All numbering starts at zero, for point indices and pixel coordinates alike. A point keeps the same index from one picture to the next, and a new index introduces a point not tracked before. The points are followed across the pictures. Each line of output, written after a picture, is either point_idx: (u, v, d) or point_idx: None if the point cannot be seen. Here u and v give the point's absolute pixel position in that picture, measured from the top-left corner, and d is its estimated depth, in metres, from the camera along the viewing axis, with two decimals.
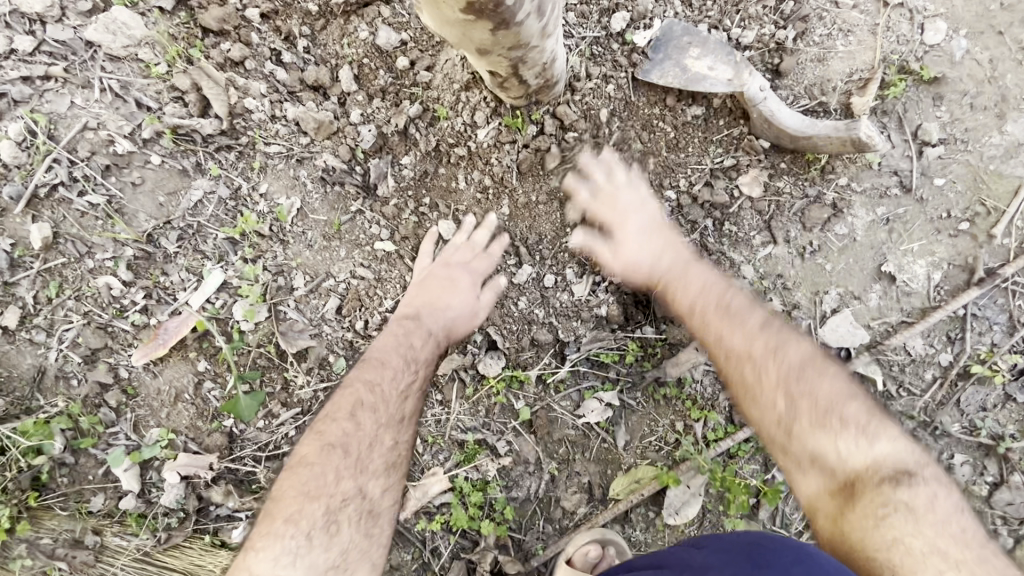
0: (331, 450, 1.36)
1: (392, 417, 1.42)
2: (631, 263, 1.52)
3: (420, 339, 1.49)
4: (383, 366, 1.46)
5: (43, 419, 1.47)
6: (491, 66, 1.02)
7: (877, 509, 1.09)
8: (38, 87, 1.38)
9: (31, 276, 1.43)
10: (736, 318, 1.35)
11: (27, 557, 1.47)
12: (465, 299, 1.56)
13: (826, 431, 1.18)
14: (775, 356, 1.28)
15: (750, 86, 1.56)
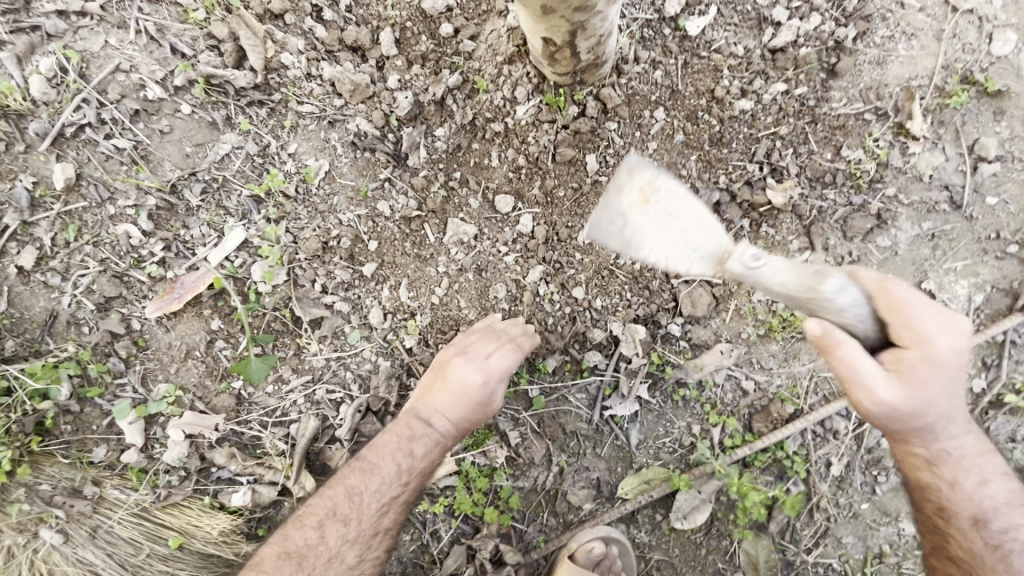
0: (289, 557, 1.33)
1: (364, 531, 1.36)
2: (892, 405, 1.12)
3: (422, 446, 1.38)
4: (382, 483, 1.37)
5: (53, 363, 1.45)
6: (548, 30, 0.97)
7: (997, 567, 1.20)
8: (73, 23, 1.34)
9: (51, 218, 1.40)
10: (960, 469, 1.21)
11: (25, 501, 1.46)
12: (475, 397, 1.37)
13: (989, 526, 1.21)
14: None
15: (826, 286, 1.06)
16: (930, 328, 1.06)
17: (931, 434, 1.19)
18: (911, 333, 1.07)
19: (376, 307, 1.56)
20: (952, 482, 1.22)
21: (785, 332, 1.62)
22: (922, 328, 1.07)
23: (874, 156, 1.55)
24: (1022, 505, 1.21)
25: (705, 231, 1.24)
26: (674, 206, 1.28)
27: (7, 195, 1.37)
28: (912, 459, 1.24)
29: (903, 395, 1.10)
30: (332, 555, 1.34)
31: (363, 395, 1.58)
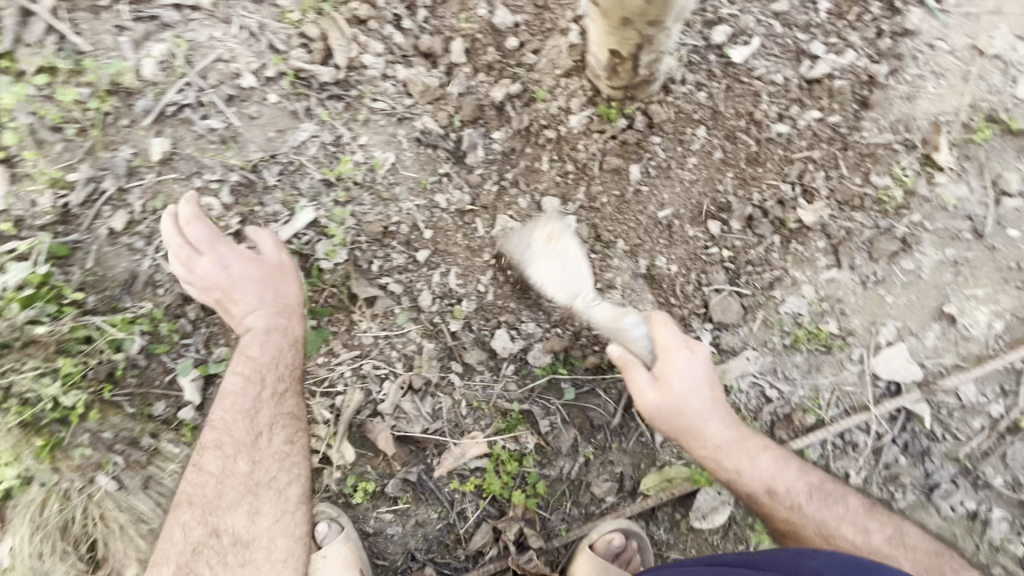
0: (188, 502, 1.35)
1: (245, 439, 1.40)
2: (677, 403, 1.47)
3: (256, 348, 1.43)
4: (236, 397, 1.41)
5: (130, 318, 1.56)
6: (622, 40, 1.10)
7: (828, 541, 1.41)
8: (185, 16, 1.52)
9: (143, 186, 1.54)
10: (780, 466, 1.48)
11: (88, 446, 1.56)
12: (241, 277, 1.45)
13: (830, 508, 1.44)
14: (902, 546, 1.38)
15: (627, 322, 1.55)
16: (675, 358, 1.48)
17: (719, 459, 1.47)
18: (662, 363, 1.49)
19: (426, 292, 1.68)
20: (768, 494, 1.45)
21: (809, 345, 1.71)
22: (670, 363, 1.49)
23: (902, 184, 1.65)
24: (821, 492, 1.46)
25: (580, 279, 1.63)
26: (568, 253, 1.64)
27: (109, 163, 1.52)
28: (764, 503, 1.46)
29: (667, 400, 1.47)
30: (222, 476, 1.37)
31: (407, 372, 1.68)
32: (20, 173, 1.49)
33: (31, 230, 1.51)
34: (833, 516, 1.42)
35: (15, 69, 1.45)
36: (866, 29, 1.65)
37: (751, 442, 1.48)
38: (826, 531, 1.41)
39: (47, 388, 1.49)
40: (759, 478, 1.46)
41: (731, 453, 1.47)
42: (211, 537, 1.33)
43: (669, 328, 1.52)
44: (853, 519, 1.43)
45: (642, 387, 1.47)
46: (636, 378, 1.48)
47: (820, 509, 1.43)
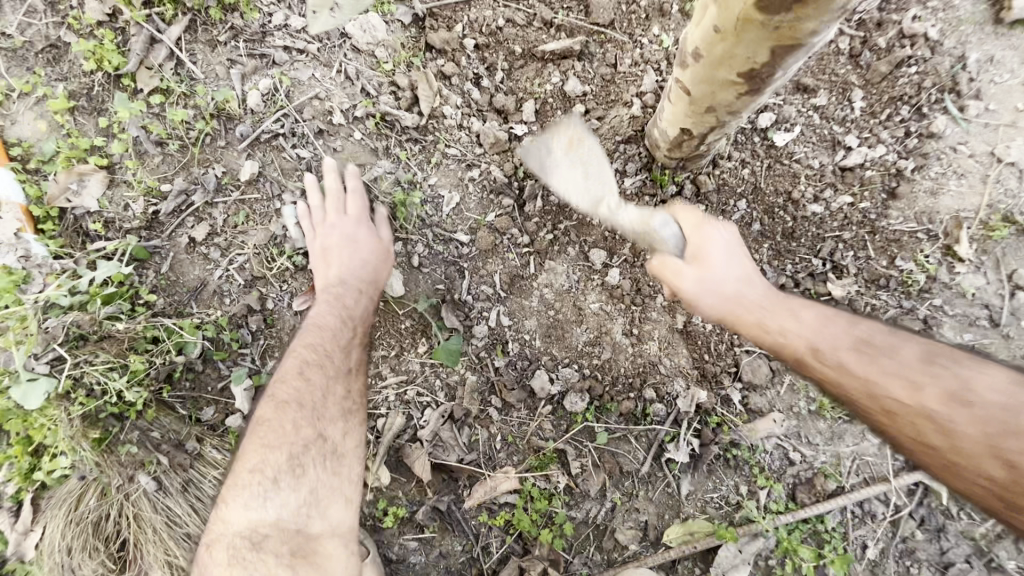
0: (286, 406, 1.43)
1: (341, 366, 1.51)
2: (719, 289, 1.37)
3: (349, 299, 1.59)
4: (325, 334, 1.53)
5: (196, 324, 1.64)
6: (696, 123, 1.21)
7: (913, 424, 1.21)
8: (293, 57, 1.66)
9: (228, 203, 1.66)
10: (881, 350, 1.28)
11: (135, 444, 1.59)
12: (365, 244, 1.63)
13: (911, 376, 1.23)
14: (830, 331, 1.33)
15: (655, 222, 1.39)
16: (683, 211, 1.44)
17: (709, 279, 1.38)
18: (674, 218, 1.43)
19: (478, 325, 1.76)
20: (735, 295, 1.37)
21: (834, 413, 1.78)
22: (694, 222, 1.41)
23: (925, 269, 1.78)
24: (931, 351, 1.23)
25: (605, 177, 1.51)
26: (589, 157, 1.54)
27: (200, 179, 1.64)
28: (802, 361, 1.33)
29: (695, 247, 1.39)
30: (319, 413, 1.44)
31: (449, 402, 1.75)
32: (118, 180, 1.61)
33: (118, 232, 1.62)
34: (793, 312, 1.36)
35: (132, 87, 1.59)
36: (896, 128, 1.80)
37: (741, 247, 1.42)
38: (781, 328, 1.34)
39: (115, 382, 1.53)
40: (727, 278, 1.37)
41: (774, 314, 1.36)
42: (317, 440, 1.42)
43: (692, 210, 1.44)
44: (819, 328, 1.34)
45: (676, 211, 1.44)
46: (676, 209, 1.45)
47: (885, 371, 1.25)
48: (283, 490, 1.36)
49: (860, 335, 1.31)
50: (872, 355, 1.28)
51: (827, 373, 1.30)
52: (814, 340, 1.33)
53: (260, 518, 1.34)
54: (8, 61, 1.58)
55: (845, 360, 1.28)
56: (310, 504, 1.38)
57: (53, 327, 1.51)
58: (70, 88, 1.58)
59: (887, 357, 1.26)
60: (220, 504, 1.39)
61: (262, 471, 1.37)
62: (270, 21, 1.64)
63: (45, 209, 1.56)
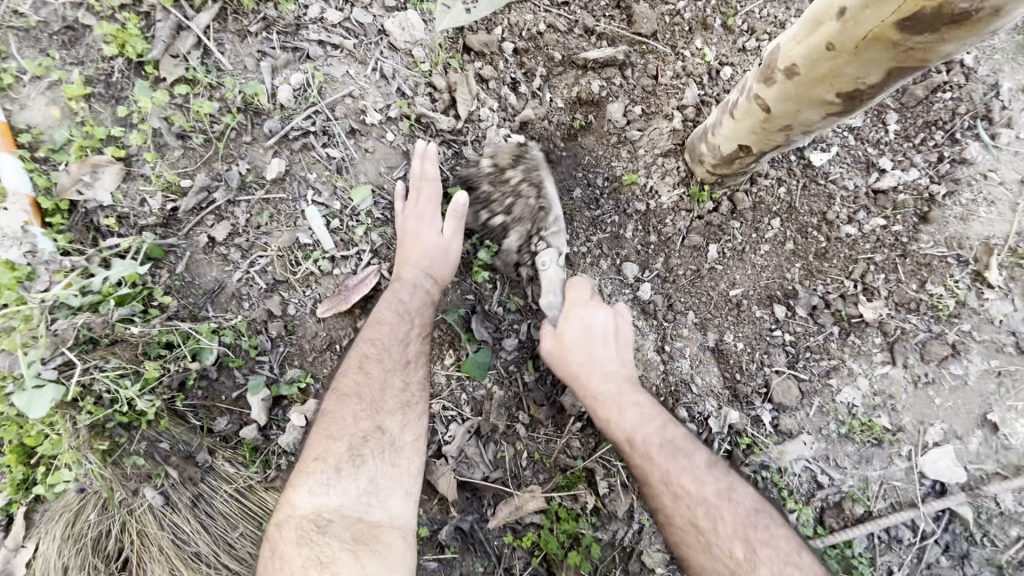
0: (348, 397, 1.44)
1: (398, 362, 1.49)
2: (571, 363, 1.57)
3: (409, 294, 1.54)
4: (387, 326, 1.52)
5: (213, 328, 1.54)
6: (762, 141, 1.18)
7: (708, 549, 1.34)
8: (327, 52, 1.58)
9: (252, 201, 1.57)
10: (677, 457, 1.43)
11: (143, 456, 1.48)
12: (429, 240, 1.56)
13: (717, 506, 1.36)
14: (729, 501, 1.37)
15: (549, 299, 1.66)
16: (574, 315, 1.59)
17: (591, 396, 1.55)
18: (565, 320, 1.60)
19: (507, 338, 1.70)
20: (627, 443, 1.49)
21: (862, 436, 1.77)
22: (583, 325, 1.58)
23: (954, 294, 1.79)
24: (751, 515, 1.35)
25: (558, 236, 1.69)
26: (551, 202, 1.69)
27: (223, 175, 1.55)
28: (647, 483, 1.44)
29: (585, 353, 1.56)
30: (376, 403, 1.44)
31: (475, 417, 1.68)
32: (135, 173, 1.51)
33: (132, 228, 1.52)
34: (672, 490, 1.41)
35: (155, 76, 1.50)
36: (930, 152, 1.80)
37: (628, 396, 1.52)
38: (669, 476, 1.41)
39: (127, 390, 1.42)
40: (624, 427, 1.49)
41: (630, 412, 1.50)
42: (376, 432, 1.42)
43: (585, 289, 1.64)
44: (695, 473, 1.41)
45: (546, 335, 1.62)
46: (544, 331, 1.63)
47: (721, 511, 1.36)
48: (346, 478, 1.35)
49: (745, 529, 1.33)
50: (707, 535, 1.34)
51: (637, 465, 1.46)
52: (692, 495, 1.39)
53: (325, 503, 1.32)
54: (21, 42, 1.48)
55: (667, 512, 1.40)
56: (370, 493, 1.36)
57: (62, 330, 1.40)
58: (86, 74, 1.49)
59: (717, 531, 1.34)
60: (284, 490, 1.36)
61: (326, 459, 1.37)
62: (305, 14, 1.57)
63: (54, 201, 1.46)
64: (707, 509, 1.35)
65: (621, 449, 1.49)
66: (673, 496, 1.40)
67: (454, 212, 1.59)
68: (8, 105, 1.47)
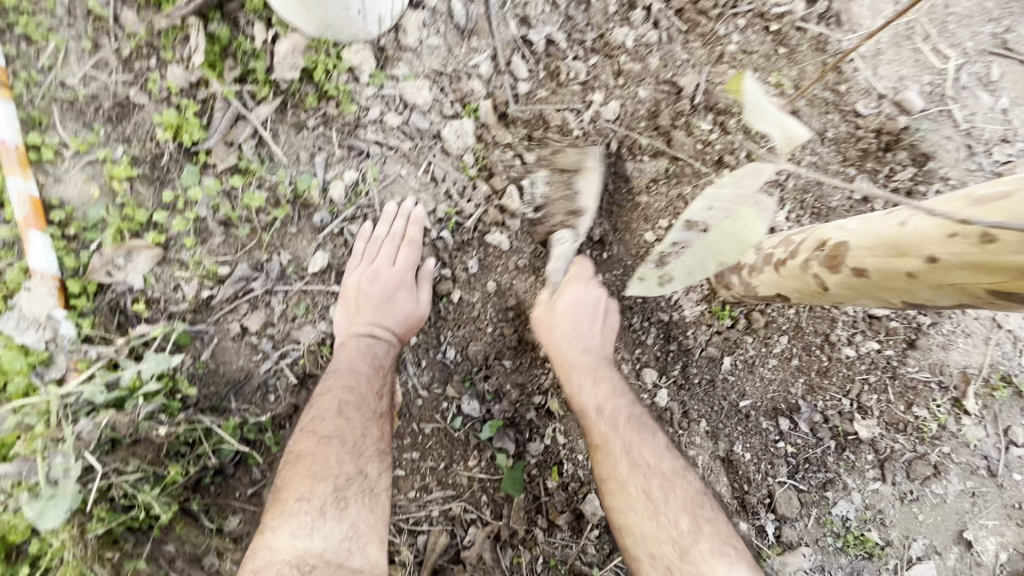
0: (328, 441, 1.37)
1: (376, 408, 1.45)
2: (557, 342, 1.57)
3: (381, 351, 1.51)
4: (357, 375, 1.45)
5: (237, 424, 1.48)
6: (805, 298, 1.28)
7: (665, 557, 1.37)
8: (383, 151, 1.59)
9: (289, 292, 1.54)
10: (643, 435, 1.49)
11: (145, 560, 1.38)
12: (402, 303, 1.54)
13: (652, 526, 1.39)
14: (675, 487, 1.43)
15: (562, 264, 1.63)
16: (571, 289, 1.60)
17: (575, 372, 1.55)
18: (563, 292, 1.61)
19: (534, 442, 1.70)
20: (596, 412, 1.51)
21: (854, 550, 1.89)
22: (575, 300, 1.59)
23: (936, 418, 1.95)
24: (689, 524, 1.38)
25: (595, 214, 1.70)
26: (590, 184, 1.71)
27: (263, 265, 1.52)
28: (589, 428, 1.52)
29: (564, 318, 1.57)
30: (356, 449, 1.39)
31: (496, 521, 1.68)
32: (171, 258, 1.46)
33: (161, 313, 1.46)
34: (631, 462, 1.45)
35: (205, 162, 1.47)
36: None
37: (604, 372, 1.54)
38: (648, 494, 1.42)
39: (145, 493, 1.35)
40: (594, 398, 1.51)
41: (580, 372, 1.55)
42: (359, 475, 1.37)
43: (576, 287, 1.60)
44: (655, 450, 1.48)
45: (541, 302, 1.64)
46: (541, 296, 1.65)
47: (672, 507, 1.40)
48: (329, 520, 1.30)
49: (692, 505, 1.42)
50: (655, 505, 1.40)
51: (598, 435, 1.49)
52: (648, 468, 1.45)
53: (307, 547, 1.27)
54: (65, 115, 1.43)
55: (635, 508, 1.41)
56: (351, 538, 1.31)
57: (85, 432, 1.31)
58: (131, 153, 1.44)
59: (668, 504, 1.41)
60: (261, 531, 1.30)
61: (309, 501, 1.32)
62: (365, 115, 1.57)
63: (83, 284, 1.39)
64: (663, 481, 1.43)
65: (588, 417, 1.51)
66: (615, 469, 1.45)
67: (424, 277, 1.61)
68: (44, 179, 1.40)
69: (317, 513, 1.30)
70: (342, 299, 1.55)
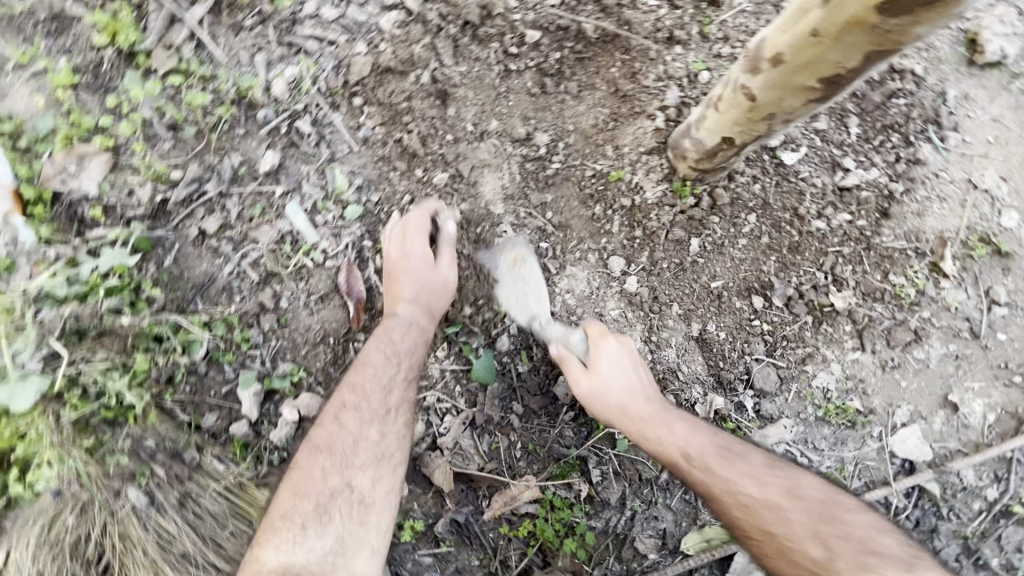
0: (320, 450, 1.42)
1: (376, 410, 1.46)
2: (600, 389, 1.57)
3: (402, 334, 1.53)
4: (370, 368, 1.49)
5: (205, 321, 1.53)
6: (742, 130, 1.27)
7: (842, 538, 1.30)
8: (323, 46, 1.62)
9: (244, 193, 1.57)
10: (699, 429, 1.53)
11: (127, 454, 1.45)
12: (419, 275, 1.56)
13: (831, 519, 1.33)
14: (799, 495, 1.39)
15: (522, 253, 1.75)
16: (601, 345, 1.62)
17: (624, 409, 1.54)
18: (596, 355, 1.62)
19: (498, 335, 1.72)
20: (636, 418, 1.53)
21: (837, 419, 1.88)
22: (609, 354, 1.62)
23: (914, 284, 1.91)
24: (790, 483, 1.42)
25: None
26: None
27: (215, 167, 1.55)
28: (627, 416, 1.53)
29: (595, 383, 1.58)
30: (357, 444, 1.43)
31: (470, 408, 1.71)
32: (123, 163, 1.49)
33: (119, 219, 1.49)
34: (719, 461, 1.46)
35: (146, 66, 1.50)
36: (888, 153, 1.93)
37: (648, 391, 1.58)
38: (847, 528, 1.32)
39: (113, 382, 1.41)
40: (696, 445, 1.47)
41: (634, 400, 1.56)
42: (345, 488, 1.39)
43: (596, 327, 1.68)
44: (755, 465, 1.45)
45: (579, 377, 1.59)
46: (574, 371, 1.60)
47: (774, 486, 1.41)
48: (311, 535, 1.33)
49: (789, 488, 1.41)
50: (788, 500, 1.38)
51: (668, 450, 1.47)
52: (738, 474, 1.43)
53: (290, 560, 1.29)
54: (7, 33, 1.49)
55: (730, 502, 1.41)
56: (335, 552, 1.32)
57: (48, 320, 1.40)
58: (74, 63, 1.49)
59: (768, 495, 1.39)
60: (253, 547, 1.34)
61: (293, 517, 1.35)
62: (300, 10, 1.62)
63: (37, 191, 1.43)
64: (750, 475, 1.42)
65: (645, 437, 1.50)
66: (687, 448, 1.47)
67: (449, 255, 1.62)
68: None
69: (300, 532, 1.33)
70: (382, 281, 1.61)
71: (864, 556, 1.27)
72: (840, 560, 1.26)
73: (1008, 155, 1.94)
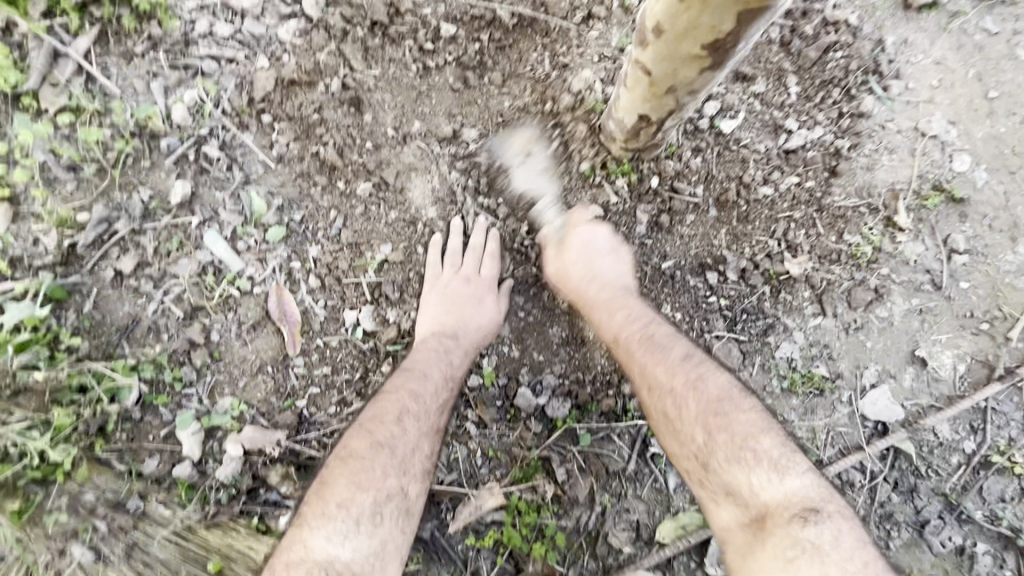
0: (381, 448, 1.36)
1: (434, 425, 1.45)
2: (563, 271, 1.61)
3: (456, 356, 1.54)
4: (428, 377, 1.48)
5: (131, 365, 1.48)
6: (652, 110, 1.25)
7: (726, 444, 1.29)
8: (222, 66, 1.57)
9: (158, 228, 1.51)
10: (636, 312, 1.52)
11: (65, 511, 1.41)
12: (488, 305, 1.63)
13: (720, 425, 1.30)
14: (697, 388, 1.35)
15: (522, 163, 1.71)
16: (576, 233, 1.63)
17: (590, 270, 1.59)
18: (568, 237, 1.64)
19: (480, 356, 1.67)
20: (581, 288, 1.58)
21: (803, 388, 1.83)
22: (585, 243, 1.61)
23: (870, 241, 1.84)
24: (697, 384, 1.36)
25: None
26: None
27: (124, 205, 1.49)
28: (579, 296, 1.59)
29: (582, 268, 1.59)
30: (413, 450, 1.39)
31: None
32: (24, 213, 1.46)
33: (27, 270, 1.45)
34: (645, 349, 1.44)
35: (35, 108, 1.48)
36: (830, 110, 1.87)
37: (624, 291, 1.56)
38: (737, 432, 1.30)
39: (35, 441, 1.38)
40: (626, 322, 1.50)
41: (596, 285, 1.58)
42: (400, 493, 1.35)
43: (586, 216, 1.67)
44: (671, 361, 1.40)
45: (549, 258, 1.64)
46: (547, 253, 1.65)
47: (688, 377, 1.37)
48: (362, 534, 1.28)
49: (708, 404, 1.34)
50: (690, 389, 1.36)
51: (598, 316, 1.55)
52: (649, 347, 1.44)
53: (338, 556, 1.24)
54: None
55: (660, 384, 1.39)
56: (377, 555, 1.28)
57: None
58: None
59: (683, 396, 1.36)
60: (299, 526, 1.29)
61: (348, 509, 1.29)
62: (192, 29, 1.57)
63: None
64: (668, 376, 1.39)
65: (581, 299, 1.59)
66: (609, 323, 1.52)
67: (504, 288, 1.68)
68: None
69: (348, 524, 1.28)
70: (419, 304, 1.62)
71: (737, 461, 1.27)
72: (717, 464, 1.30)
73: (954, 97, 1.87)
